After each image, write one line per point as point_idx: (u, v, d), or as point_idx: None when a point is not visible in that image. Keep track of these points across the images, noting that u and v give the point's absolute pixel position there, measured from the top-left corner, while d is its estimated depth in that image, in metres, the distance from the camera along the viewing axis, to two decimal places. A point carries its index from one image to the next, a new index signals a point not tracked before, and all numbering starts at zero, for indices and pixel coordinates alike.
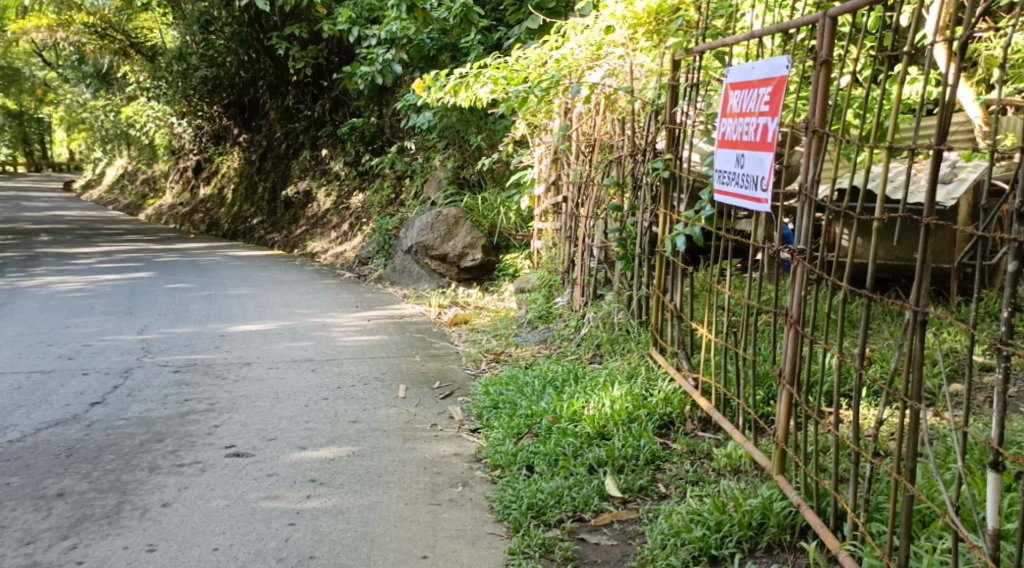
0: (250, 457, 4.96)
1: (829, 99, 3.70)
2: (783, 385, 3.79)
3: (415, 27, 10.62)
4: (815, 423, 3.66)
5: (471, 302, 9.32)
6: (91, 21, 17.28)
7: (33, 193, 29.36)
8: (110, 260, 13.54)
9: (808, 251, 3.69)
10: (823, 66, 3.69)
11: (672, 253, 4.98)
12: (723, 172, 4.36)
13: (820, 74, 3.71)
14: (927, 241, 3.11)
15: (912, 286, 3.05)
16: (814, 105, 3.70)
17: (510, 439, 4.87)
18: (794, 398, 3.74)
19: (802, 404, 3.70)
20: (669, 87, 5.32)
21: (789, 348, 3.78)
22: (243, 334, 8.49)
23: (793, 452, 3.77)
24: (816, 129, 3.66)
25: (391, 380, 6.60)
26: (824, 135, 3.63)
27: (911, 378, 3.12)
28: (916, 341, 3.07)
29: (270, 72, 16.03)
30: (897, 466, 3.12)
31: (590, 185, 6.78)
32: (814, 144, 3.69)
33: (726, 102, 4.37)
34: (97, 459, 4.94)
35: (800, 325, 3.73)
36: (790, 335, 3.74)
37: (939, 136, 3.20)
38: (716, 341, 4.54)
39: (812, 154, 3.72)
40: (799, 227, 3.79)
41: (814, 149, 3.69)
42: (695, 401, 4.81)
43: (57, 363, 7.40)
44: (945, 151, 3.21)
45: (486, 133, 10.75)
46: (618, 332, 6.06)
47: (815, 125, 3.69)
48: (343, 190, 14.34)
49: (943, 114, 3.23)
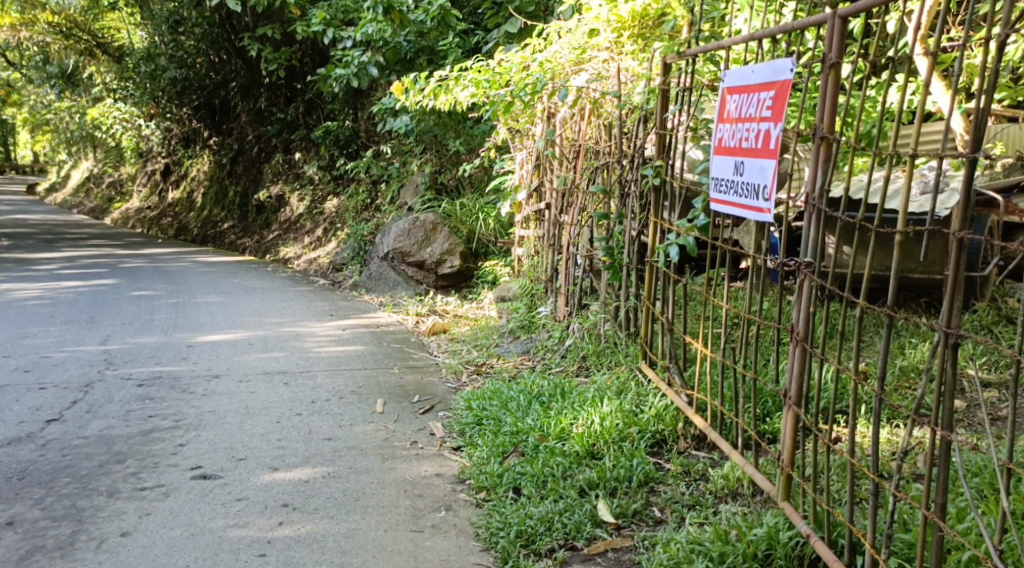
0: (217, 479, 4.80)
1: (838, 104, 3.53)
2: (789, 405, 3.62)
3: (392, 30, 10.41)
4: (822, 445, 3.48)
5: (450, 311, 9.11)
6: (56, 21, 16.86)
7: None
8: (74, 266, 13.21)
9: (816, 264, 3.55)
10: (832, 69, 3.51)
11: (664, 264, 4.80)
12: (720, 180, 4.18)
13: (829, 77, 3.53)
14: (960, 256, 2.99)
15: (943, 304, 2.96)
16: (822, 110, 3.52)
17: (495, 458, 4.67)
18: (801, 417, 3.55)
19: (810, 425, 3.53)
20: (659, 91, 5.13)
21: (795, 365, 3.61)
22: (211, 344, 8.23)
23: (799, 477, 3.58)
24: (826, 135, 3.50)
25: (368, 394, 6.37)
26: (835, 141, 3.46)
27: (943, 403, 2.98)
28: (948, 363, 2.95)
29: (241, 74, 15.71)
30: (928, 497, 2.96)
31: (575, 192, 6.60)
32: (823, 151, 3.54)
33: (723, 107, 4.19)
34: (53, 482, 4.87)
35: (807, 341, 3.57)
36: (797, 351, 3.57)
37: (973, 145, 3.04)
38: (710, 355, 4.34)
39: (819, 161, 3.57)
40: (806, 236, 3.62)
41: (823, 156, 3.54)
42: (687, 418, 4.62)
43: (13, 378, 7.13)
44: (979, 160, 3.05)
45: (463, 138, 10.53)
46: (604, 344, 5.89)
47: (824, 131, 3.54)
48: (316, 194, 14.09)
49: (979, 121, 3.06)
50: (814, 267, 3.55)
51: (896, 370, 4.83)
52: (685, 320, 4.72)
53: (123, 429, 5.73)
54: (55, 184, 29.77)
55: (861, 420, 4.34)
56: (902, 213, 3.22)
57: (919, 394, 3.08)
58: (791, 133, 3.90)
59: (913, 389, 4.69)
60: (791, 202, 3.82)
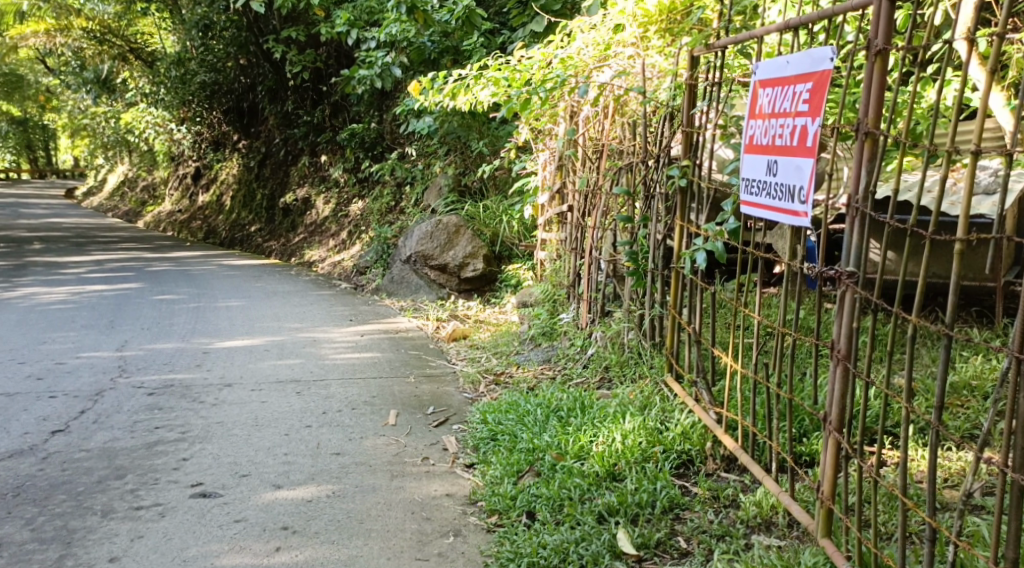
0: (217, 498, 4.55)
1: (884, 97, 3.22)
2: (828, 430, 3.33)
3: (416, 30, 10.17)
4: (867, 477, 3.20)
5: (471, 315, 8.84)
6: (90, 26, 16.96)
7: (32, 200, 28.80)
8: (100, 270, 13.09)
9: (859, 275, 3.24)
10: (878, 56, 3.20)
11: (690, 271, 4.50)
12: (751, 180, 3.86)
13: (875, 65, 3.21)
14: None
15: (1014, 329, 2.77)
16: (867, 102, 3.21)
17: (509, 478, 4.39)
18: (843, 446, 3.27)
19: (851, 453, 3.25)
20: (686, 87, 4.83)
21: (835, 387, 3.32)
22: (227, 350, 8.00)
23: (842, 513, 3.30)
24: (870, 131, 3.19)
25: (381, 405, 6.10)
26: (881, 136, 3.15)
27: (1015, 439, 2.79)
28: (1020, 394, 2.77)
29: (269, 77, 15.54)
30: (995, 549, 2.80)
31: (599, 193, 6.30)
32: (867, 149, 3.23)
33: (754, 102, 3.87)
34: (48, 499, 4.65)
35: (848, 359, 3.27)
36: (838, 371, 3.28)
37: None
38: (739, 370, 4.02)
39: (863, 160, 3.25)
40: (846, 242, 3.30)
41: (867, 154, 3.23)
42: (716, 437, 4.31)
43: (24, 386, 6.94)
44: None
45: (488, 139, 10.23)
46: (628, 354, 5.58)
47: (868, 126, 3.23)
48: (342, 197, 13.86)
49: None
50: (857, 277, 3.24)
51: (945, 384, 4.49)
52: (715, 331, 4.40)
53: (127, 442, 5.50)
54: (92, 188, 29.82)
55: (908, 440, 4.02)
56: (963, 217, 2.95)
57: (985, 430, 2.87)
58: (830, 129, 3.57)
59: (964, 406, 4.35)
60: (829, 204, 3.51)
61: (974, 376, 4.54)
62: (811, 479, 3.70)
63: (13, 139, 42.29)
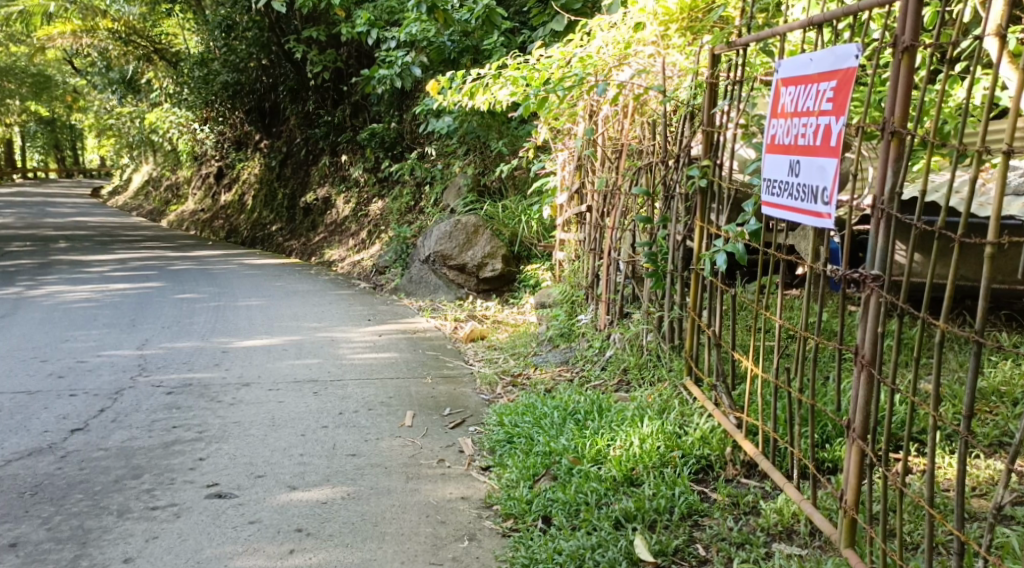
0: (232, 499, 4.52)
1: (911, 95, 3.15)
2: (852, 437, 3.26)
3: (436, 29, 10.14)
4: (892, 487, 3.13)
5: (489, 316, 8.80)
6: (115, 27, 17.15)
7: (59, 199, 28.90)
8: (123, 268, 13.14)
9: (885, 278, 3.16)
10: (904, 53, 3.13)
11: (710, 273, 4.43)
12: (773, 181, 3.79)
13: (902, 62, 3.14)
14: None
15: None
16: (894, 100, 3.14)
17: (525, 482, 4.34)
18: (867, 454, 3.20)
19: (876, 462, 3.18)
20: (706, 86, 4.76)
21: (859, 394, 3.25)
22: (245, 350, 7.99)
23: (866, 523, 3.23)
24: (896, 130, 3.12)
25: (398, 406, 6.05)
26: (907, 135, 3.09)
27: None
28: None
29: (290, 77, 15.56)
30: None
31: (617, 193, 6.23)
32: (893, 148, 3.16)
33: (776, 100, 3.80)
34: (65, 498, 4.63)
35: (873, 365, 3.20)
36: (862, 377, 3.21)
37: None
38: (760, 374, 3.94)
39: (889, 160, 3.18)
40: (871, 244, 3.23)
41: (894, 153, 3.16)
42: (736, 442, 4.23)
43: (44, 384, 6.95)
44: None
45: (508, 138, 10.18)
46: (646, 357, 5.51)
47: (895, 124, 3.15)
48: (361, 196, 13.83)
49: None
50: (883, 281, 3.16)
51: (971, 390, 4.40)
52: (734, 335, 4.33)
53: (145, 441, 5.49)
54: (118, 187, 30.00)
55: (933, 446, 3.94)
56: (996, 219, 2.88)
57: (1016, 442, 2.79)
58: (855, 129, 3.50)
59: (992, 413, 4.26)
60: (854, 204, 3.43)
61: (1001, 383, 4.45)
62: (834, 487, 3.63)
63: (40, 139, 42.61)
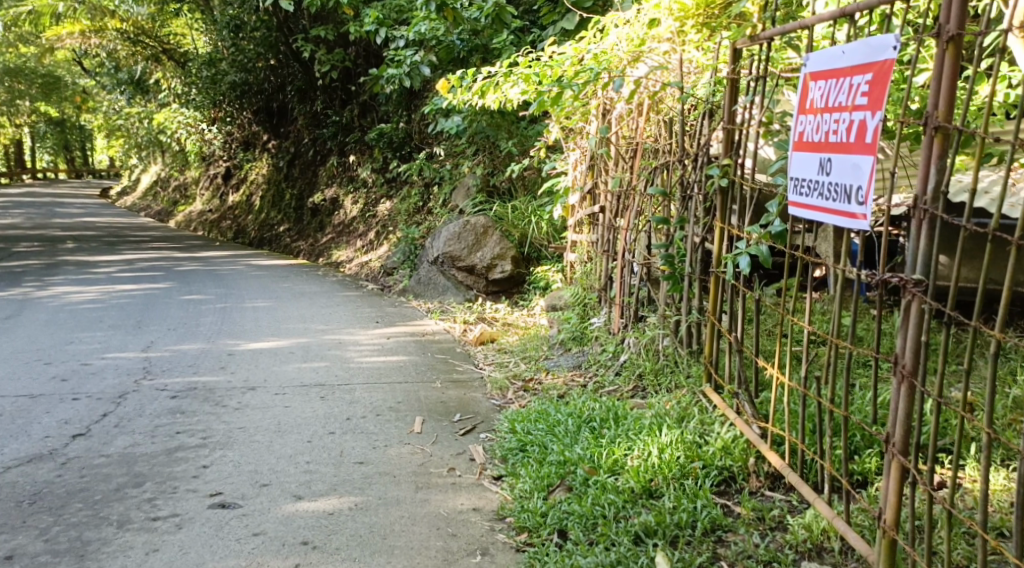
0: (236, 509, 4.38)
1: (956, 87, 3.03)
2: (892, 452, 3.12)
3: (445, 28, 10.00)
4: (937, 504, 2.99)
5: (499, 318, 8.65)
6: (124, 28, 17.07)
7: (69, 200, 28.88)
8: (130, 269, 13.01)
9: (927, 284, 3.04)
10: (950, 44, 3.02)
11: (731, 277, 4.29)
12: (801, 180, 3.63)
13: (947, 53, 3.03)
14: None
15: None
16: (938, 94, 3.04)
17: (539, 493, 4.19)
18: (909, 469, 3.06)
19: (919, 478, 3.05)
20: (727, 82, 4.61)
21: (898, 407, 3.12)
22: (252, 352, 7.85)
23: (907, 542, 3.09)
24: (940, 125, 3.01)
25: (407, 411, 5.90)
26: (953, 130, 2.98)
27: None
28: None
29: (298, 77, 15.42)
30: None
31: (631, 193, 6.09)
32: (937, 145, 3.05)
33: (804, 95, 3.63)
34: (64, 507, 4.48)
35: (914, 377, 3.08)
36: (902, 389, 3.09)
37: None
38: (786, 382, 3.79)
39: (932, 157, 3.07)
40: (913, 247, 3.13)
41: (937, 151, 3.04)
42: (759, 453, 4.08)
43: (48, 387, 6.82)
44: None
45: (517, 138, 10.02)
46: (663, 362, 5.36)
47: (938, 120, 3.04)
48: (369, 197, 13.68)
49: None
50: (925, 287, 3.04)
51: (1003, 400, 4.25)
52: (758, 341, 4.18)
53: (148, 447, 5.35)
54: (127, 189, 29.91)
55: (969, 459, 3.79)
56: None
57: None
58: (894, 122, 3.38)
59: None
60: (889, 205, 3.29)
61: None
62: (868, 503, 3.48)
63: (50, 139, 42.60)
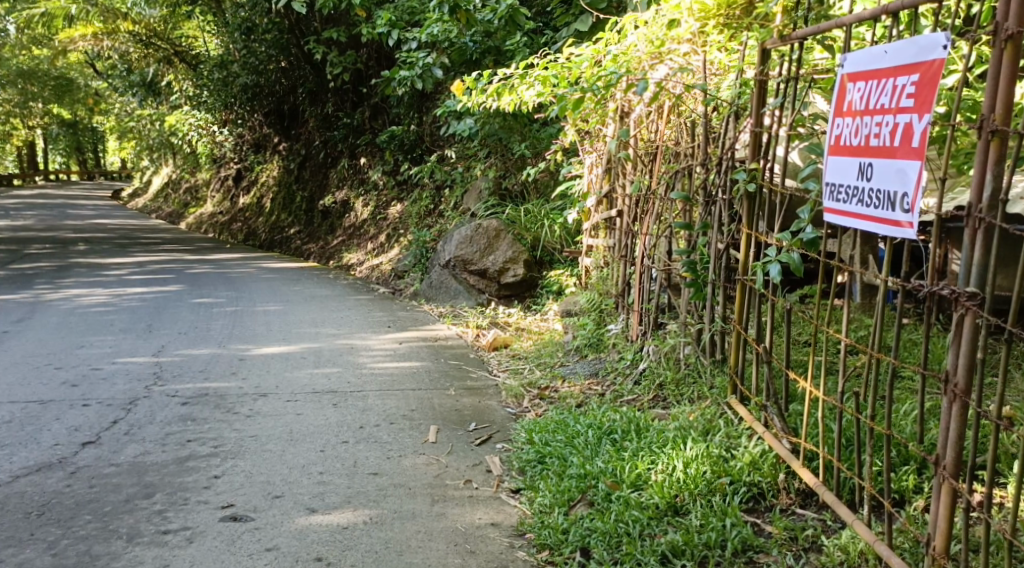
0: (249, 522, 4.26)
1: (1013, 89, 2.96)
2: (941, 476, 3.03)
3: (458, 29, 9.88)
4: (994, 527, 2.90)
5: (512, 323, 8.52)
6: (136, 30, 17.00)
7: (79, 201, 28.91)
8: (141, 272, 12.93)
9: (983, 297, 2.96)
10: (1009, 42, 2.95)
11: (762, 285, 4.18)
12: (839, 185, 3.50)
13: (1005, 52, 2.96)
14: None
15: None
16: (995, 96, 2.96)
17: (559, 508, 4.08)
18: (962, 492, 2.97)
19: (970, 502, 2.96)
20: (755, 84, 4.49)
21: (949, 428, 3.03)
22: (264, 358, 7.74)
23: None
24: (998, 128, 2.94)
25: (420, 420, 5.77)
26: (1012, 133, 2.91)
27: None
28: None
29: (310, 80, 15.28)
30: None
31: (651, 198, 5.96)
32: (993, 150, 2.97)
33: (841, 97, 3.51)
34: (73, 519, 4.36)
35: (966, 395, 2.99)
36: (954, 409, 3.00)
37: None
38: (821, 396, 3.68)
39: (987, 163, 2.99)
40: (966, 255, 3.04)
41: (993, 156, 2.97)
42: (790, 469, 3.96)
43: (58, 392, 6.72)
44: None
45: (530, 141, 9.87)
46: (685, 372, 5.24)
47: (995, 123, 2.97)
48: (380, 199, 13.55)
49: None
50: (980, 300, 2.96)
51: None
52: (789, 351, 4.06)
53: (158, 456, 5.23)
54: (137, 191, 29.84)
55: (1011, 475, 3.64)
56: None
57: None
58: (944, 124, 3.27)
59: None
60: (940, 214, 3.12)
61: None
62: (911, 523, 3.35)
63: (62, 140, 42.60)
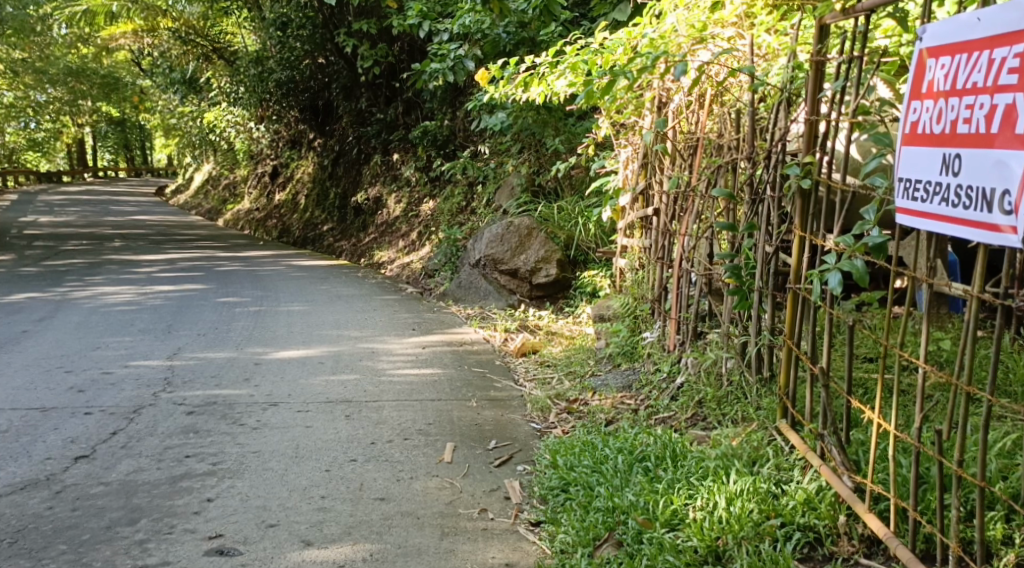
0: (235, 558, 3.83)
1: None
2: None
3: (491, 20, 9.38)
4: None
5: (543, 326, 8.02)
6: (176, 26, 16.80)
7: (124, 198, 28.90)
8: (172, 269, 12.58)
9: None
10: None
11: (818, 296, 3.65)
12: (915, 180, 2.98)
13: None
14: None
15: None
16: None
17: (582, 549, 3.65)
18: None
19: None
20: (811, 66, 3.94)
21: None
22: (280, 362, 7.31)
23: None
24: None
25: (437, 436, 5.30)
26: None
27: None
28: None
29: (343, 74, 14.84)
30: None
31: (690, 195, 5.43)
32: None
33: (917, 76, 2.99)
34: (46, 550, 3.96)
35: None
36: None
37: None
38: (892, 428, 3.18)
39: None
40: None
41: None
42: (851, 510, 3.46)
43: (62, 399, 6.34)
44: None
45: (565, 135, 9.37)
46: (727, 389, 4.72)
47: None
48: (413, 196, 13.11)
49: None
50: None
51: None
52: (851, 371, 3.53)
53: (151, 474, 4.81)
54: (180, 187, 29.61)
55: None
56: None
57: None
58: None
59: None
60: None
61: None
62: None
63: (111, 136, 42.64)
